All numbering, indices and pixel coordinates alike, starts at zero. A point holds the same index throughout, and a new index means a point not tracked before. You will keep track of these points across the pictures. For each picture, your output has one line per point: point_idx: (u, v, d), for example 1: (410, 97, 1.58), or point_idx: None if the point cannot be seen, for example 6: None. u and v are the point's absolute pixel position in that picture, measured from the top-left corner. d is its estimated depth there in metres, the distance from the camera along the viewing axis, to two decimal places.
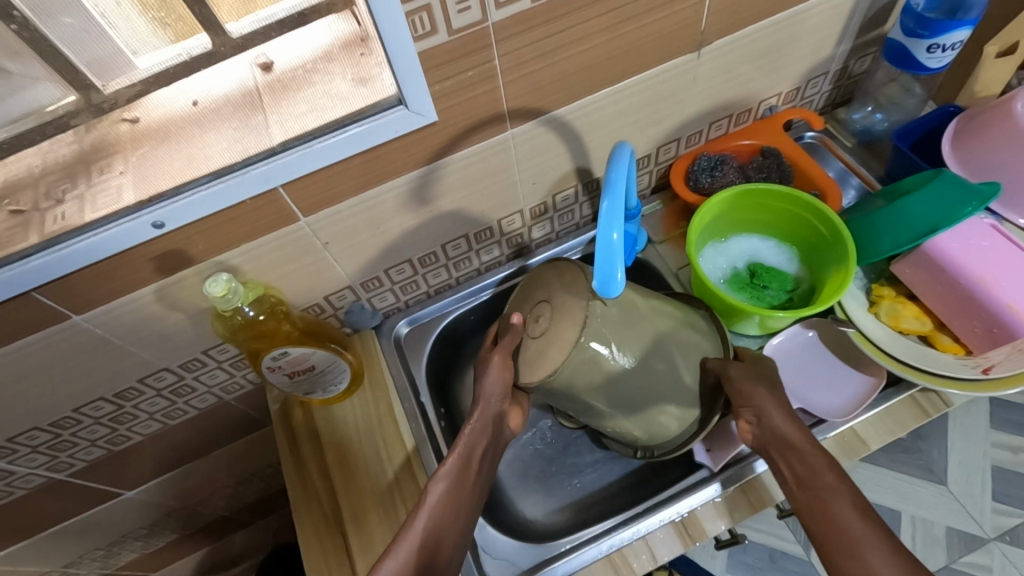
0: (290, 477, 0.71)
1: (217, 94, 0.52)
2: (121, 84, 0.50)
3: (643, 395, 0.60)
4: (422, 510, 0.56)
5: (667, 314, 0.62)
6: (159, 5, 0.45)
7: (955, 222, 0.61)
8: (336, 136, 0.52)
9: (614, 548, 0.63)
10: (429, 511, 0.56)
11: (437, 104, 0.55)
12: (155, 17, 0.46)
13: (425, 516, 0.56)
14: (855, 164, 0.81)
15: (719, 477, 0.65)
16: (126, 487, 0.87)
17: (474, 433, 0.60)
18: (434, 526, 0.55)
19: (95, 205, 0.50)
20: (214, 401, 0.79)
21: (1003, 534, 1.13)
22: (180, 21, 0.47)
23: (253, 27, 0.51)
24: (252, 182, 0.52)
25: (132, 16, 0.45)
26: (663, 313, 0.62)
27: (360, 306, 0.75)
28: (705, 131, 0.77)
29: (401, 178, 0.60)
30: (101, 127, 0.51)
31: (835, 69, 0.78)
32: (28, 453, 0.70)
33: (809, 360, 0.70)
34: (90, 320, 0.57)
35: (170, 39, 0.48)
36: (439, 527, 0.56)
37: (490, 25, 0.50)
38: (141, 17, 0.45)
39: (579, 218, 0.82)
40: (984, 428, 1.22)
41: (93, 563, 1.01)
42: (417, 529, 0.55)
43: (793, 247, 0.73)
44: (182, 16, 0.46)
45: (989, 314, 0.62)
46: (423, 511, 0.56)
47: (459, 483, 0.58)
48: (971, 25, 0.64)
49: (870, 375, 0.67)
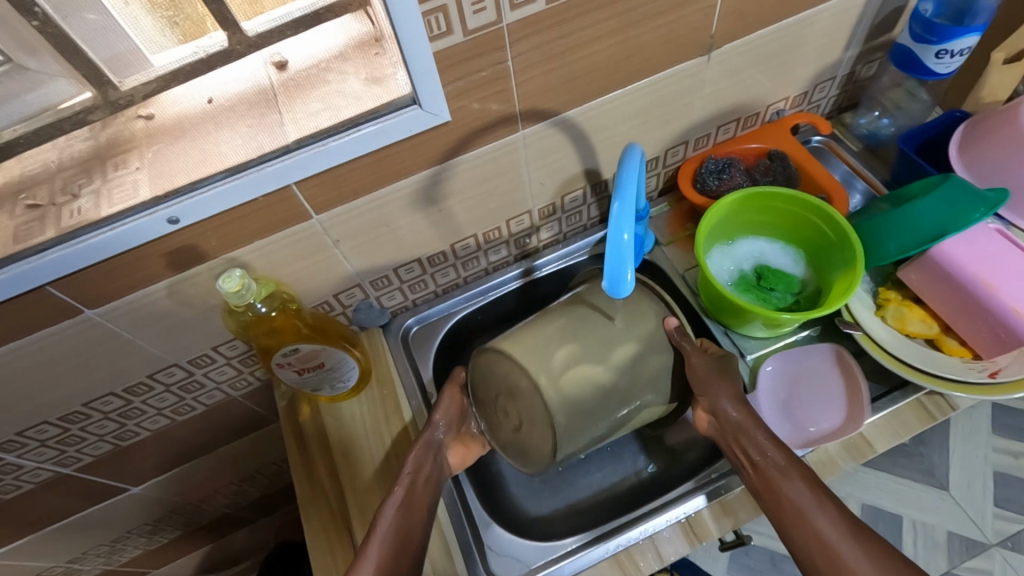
0: (297, 474, 0.71)
1: (230, 93, 0.51)
2: (138, 81, 0.48)
3: (607, 435, 0.62)
4: (376, 534, 0.57)
5: (613, 333, 0.60)
6: (167, 4, 0.44)
7: (963, 228, 0.62)
8: (350, 134, 0.53)
9: (621, 547, 0.64)
10: (381, 537, 0.57)
11: (451, 103, 0.55)
12: (165, 16, 0.44)
13: (379, 542, 0.57)
14: (862, 168, 0.82)
15: (704, 489, 0.65)
16: (131, 483, 0.88)
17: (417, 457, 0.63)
18: (386, 557, 0.56)
19: (110, 202, 0.50)
20: (221, 397, 0.80)
21: (1004, 540, 1.13)
22: (188, 21, 0.45)
23: (269, 26, 0.49)
24: (266, 179, 0.53)
25: (140, 16, 0.44)
26: (618, 334, 0.60)
27: (368, 304, 0.76)
28: (712, 134, 0.78)
29: (412, 177, 0.61)
30: (117, 124, 0.50)
31: (843, 74, 0.78)
32: (37, 448, 0.70)
33: (802, 373, 0.71)
34: (102, 315, 0.58)
35: (179, 38, 0.46)
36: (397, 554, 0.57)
37: (504, 26, 0.51)
38: (148, 16, 0.44)
39: (587, 219, 0.82)
40: (985, 433, 1.23)
41: (95, 558, 1.01)
42: (371, 557, 0.56)
43: (800, 249, 0.74)
44: (190, 15, 0.45)
45: (994, 318, 0.62)
46: (375, 539, 0.57)
47: (407, 505, 0.60)
48: (978, 31, 0.65)
49: (845, 424, 0.66)
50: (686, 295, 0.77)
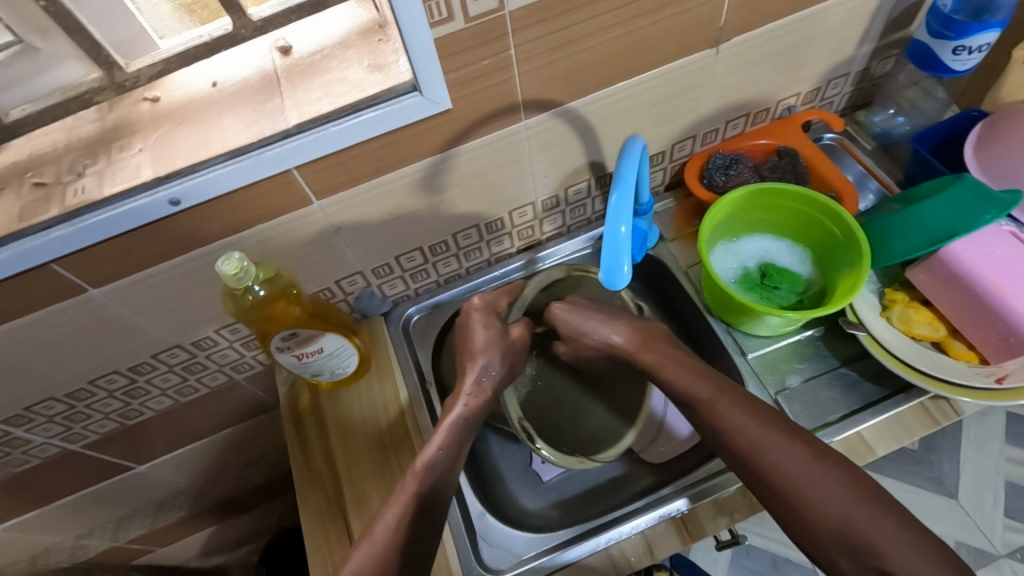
0: (295, 458, 0.72)
1: (236, 78, 0.54)
2: (144, 63, 0.52)
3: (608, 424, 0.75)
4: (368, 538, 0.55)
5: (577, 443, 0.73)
6: None
7: (973, 229, 0.60)
8: (350, 120, 0.52)
9: (612, 542, 0.63)
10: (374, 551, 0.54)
11: (451, 92, 0.55)
12: (183, 4, 0.48)
13: (394, 507, 0.57)
14: (874, 167, 0.80)
15: (686, 492, 0.64)
16: (137, 462, 0.89)
17: (473, 379, 0.65)
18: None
19: (113, 181, 0.51)
20: (224, 380, 0.80)
21: (1015, 552, 1.11)
22: (205, 8, 0.50)
23: (273, 11, 0.53)
24: (267, 163, 0.52)
25: (159, 4, 0.47)
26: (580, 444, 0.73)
27: (370, 293, 0.76)
28: (720, 129, 0.77)
29: (414, 165, 0.61)
30: (123, 105, 0.53)
31: (857, 70, 0.77)
32: (44, 423, 0.72)
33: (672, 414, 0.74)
34: (106, 294, 0.59)
35: (193, 23, 0.51)
36: (411, 521, 0.56)
37: (506, 14, 0.50)
38: (168, 5, 0.48)
39: (591, 212, 0.82)
40: (998, 442, 1.20)
41: (102, 535, 1.03)
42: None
43: (807, 248, 0.73)
44: (207, 3, 0.49)
45: (1004, 324, 0.60)
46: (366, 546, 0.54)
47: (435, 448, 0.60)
48: (998, 27, 0.63)
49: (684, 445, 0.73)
50: (689, 292, 0.76)
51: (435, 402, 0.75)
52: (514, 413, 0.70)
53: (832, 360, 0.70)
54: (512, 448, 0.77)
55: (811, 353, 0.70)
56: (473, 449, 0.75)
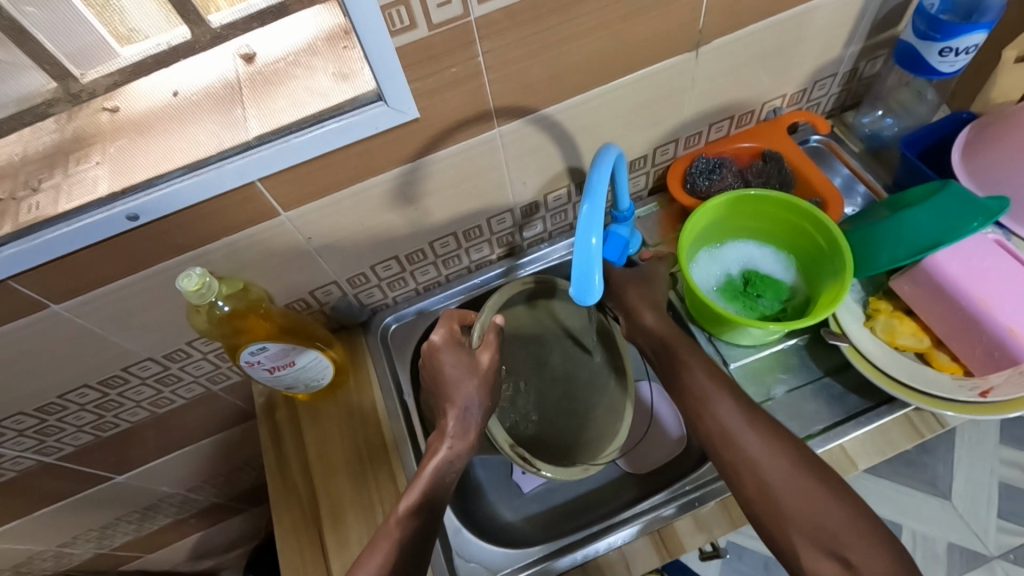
0: (270, 469, 0.71)
1: (196, 87, 0.51)
2: (99, 73, 0.49)
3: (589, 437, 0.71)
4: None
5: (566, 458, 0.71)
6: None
7: (959, 237, 0.59)
8: (313, 131, 0.51)
9: (588, 558, 0.62)
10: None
11: (419, 101, 0.53)
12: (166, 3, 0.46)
13: (378, 554, 0.54)
14: (862, 170, 0.79)
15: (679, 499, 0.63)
16: (117, 472, 0.88)
17: (456, 419, 0.60)
18: None
19: (69, 196, 0.50)
20: (201, 391, 0.79)
21: (1007, 553, 1.10)
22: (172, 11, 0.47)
23: (234, 18, 0.50)
24: (227, 176, 0.51)
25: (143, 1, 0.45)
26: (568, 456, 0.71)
27: (347, 302, 0.75)
28: (704, 133, 0.75)
29: (384, 175, 0.59)
30: (80, 116, 0.51)
31: (844, 71, 0.75)
32: (15, 437, 0.71)
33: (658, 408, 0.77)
34: (70, 309, 0.57)
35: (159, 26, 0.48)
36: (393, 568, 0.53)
37: (472, 20, 0.49)
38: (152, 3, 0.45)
39: (572, 218, 0.80)
40: (992, 443, 1.19)
41: (87, 543, 1.02)
42: None
43: (791, 255, 0.71)
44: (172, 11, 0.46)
45: (990, 337, 0.59)
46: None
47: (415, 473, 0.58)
48: (986, 28, 0.61)
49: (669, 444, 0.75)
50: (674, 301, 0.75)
51: (415, 416, 0.73)
52: (504, 440, 0.65)
53: (816, 369, 0.68)
54: (490, 460, 0.76)
55: (795, 364, 0.69)
56: (467, 487, 0.73)
